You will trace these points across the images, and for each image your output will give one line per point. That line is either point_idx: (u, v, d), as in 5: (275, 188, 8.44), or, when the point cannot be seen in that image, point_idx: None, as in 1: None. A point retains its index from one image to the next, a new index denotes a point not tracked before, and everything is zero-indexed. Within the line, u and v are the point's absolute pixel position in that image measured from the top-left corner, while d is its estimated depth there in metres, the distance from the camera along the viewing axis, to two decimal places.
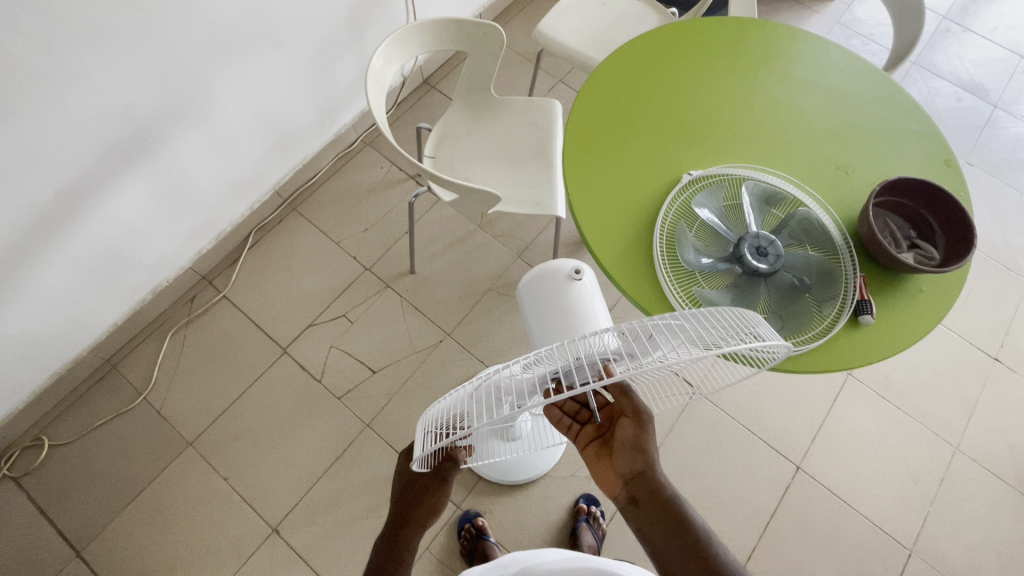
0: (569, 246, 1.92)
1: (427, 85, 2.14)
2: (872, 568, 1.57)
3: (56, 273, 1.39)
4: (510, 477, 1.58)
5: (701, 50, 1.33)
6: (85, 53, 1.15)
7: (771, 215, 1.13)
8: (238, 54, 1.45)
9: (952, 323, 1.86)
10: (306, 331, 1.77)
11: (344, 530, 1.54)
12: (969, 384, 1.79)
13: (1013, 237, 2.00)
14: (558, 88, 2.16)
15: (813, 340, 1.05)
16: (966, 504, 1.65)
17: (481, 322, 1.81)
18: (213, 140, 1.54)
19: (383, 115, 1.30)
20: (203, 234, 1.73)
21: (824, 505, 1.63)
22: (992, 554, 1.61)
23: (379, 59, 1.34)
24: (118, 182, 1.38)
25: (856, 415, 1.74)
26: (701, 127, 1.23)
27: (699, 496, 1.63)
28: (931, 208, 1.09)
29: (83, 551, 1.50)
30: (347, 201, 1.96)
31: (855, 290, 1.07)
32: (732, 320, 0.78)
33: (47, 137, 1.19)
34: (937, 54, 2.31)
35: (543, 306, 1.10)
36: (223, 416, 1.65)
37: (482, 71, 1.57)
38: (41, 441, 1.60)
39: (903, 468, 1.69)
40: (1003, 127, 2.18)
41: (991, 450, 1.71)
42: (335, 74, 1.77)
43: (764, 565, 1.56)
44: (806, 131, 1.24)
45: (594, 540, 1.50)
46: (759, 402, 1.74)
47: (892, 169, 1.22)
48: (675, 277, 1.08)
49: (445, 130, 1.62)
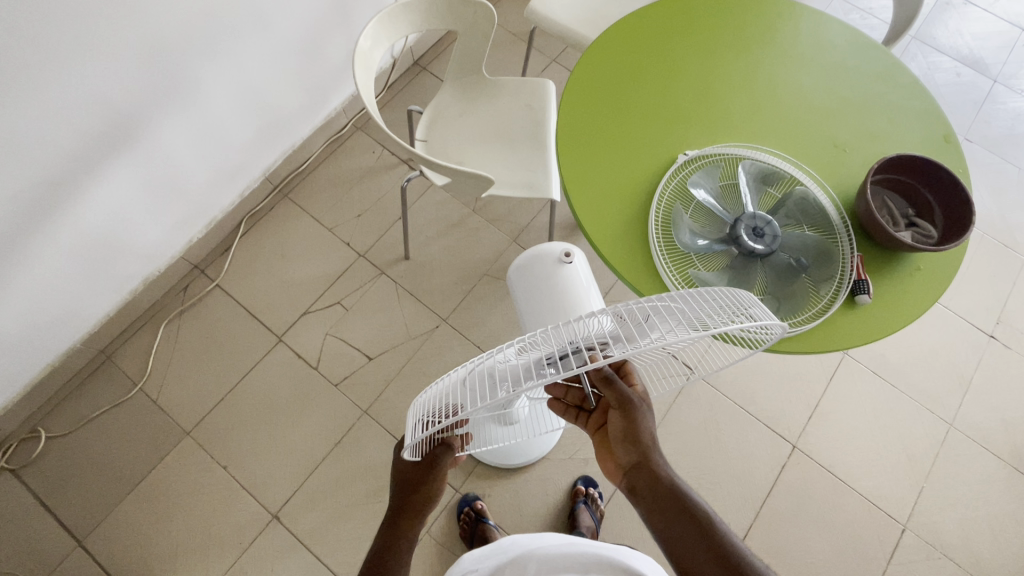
0: (565, 229, 1.90)
1: (418, 66, 2.10)
2: (865, 543, 1.60)
3: (42, 265, 1.36)
4: (508, 462, 1.58)
5: (695, 27, 1.30)
6: (64, 37, 1.12)
7: (768, 195, 1.12)
8: (221, 36, 1.40)
9: (949, 301, 1.86)
10: (301, 319, 1.76)
11: (344, 515, 1.55)
12: (965, 361, 1.79)
13: (1011, 213, 1.99)
14: (552, 68, 2.12)
15: (810, 321, 1.04)
16: (960, 479, 1.67)
17: (478, 306, 1.80)
18: (200, 126, 1.51)
19: (371, 98, 1.27)
20: (193, 221, 1.70)
21: (820, 482, 1.65)
22: (984, 528, 1.63)
23: (367, 40, 1.31)
24: (103, 170, 1.35)
25: (852, 394, 1.75)
26: (697, 107, 1.21)
27: (696, 476, 1.64)
28: (929, 186, 1.08)
29: (84, 541, 1.51)
30: (339, 187, 1.93)
31: (851, 271, 1.06)
32: (723, 301, 0.76)
33: (25, 126, 1.15)
34: (937, 28, 2.27)
35: (535, 292, 1.09)
36: (220, 404, 1.65)
37: (474, 51, 1.54)
38: (38, 433, 1.59)
39: (898, 445, 1.70)
40: (1002, 102, 2.16)
41: (985, 426, 1.72)
42: (324, 56, 1.74)
43: (759, 542, 1.58)
44: (803, 109, 1.22)
45: (592, 521, 1.51)
46: (756, 382, 1.74)
47: (890, 146, 1.20)
48: (671, 259, 1.07)
49: (436, 112, 1.59)
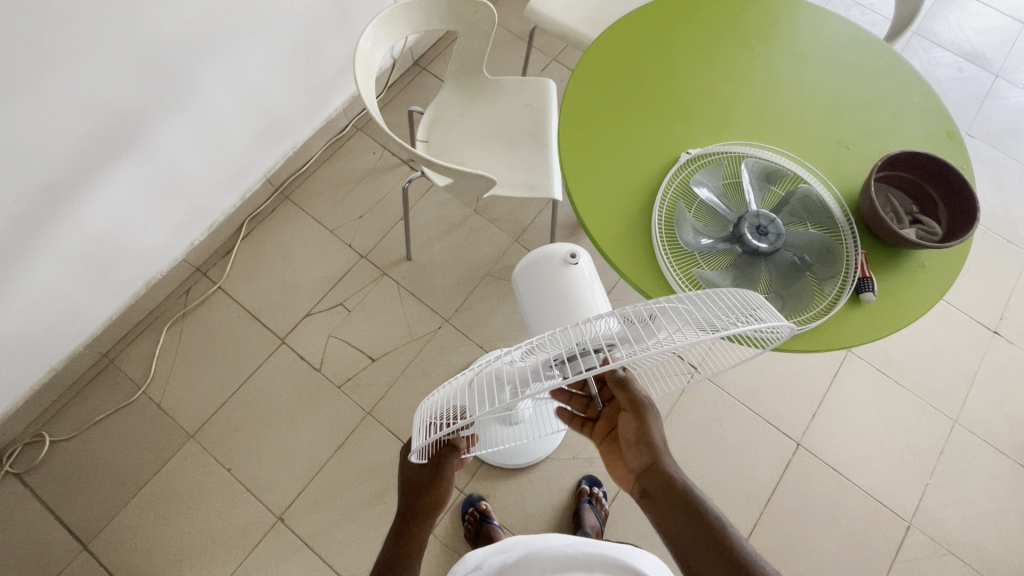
0: (567, 229, 1.89)
1: (418, 67, 2.10)
2: (870, 540, 1.59)
3: (44, 269, 1.36)
4: (512, 462, 1.58)
5: (696, 25, 1.29)
6: (63, 41, 1.11)
7: (771, 193, 1.12)
8: (221, 38, 1.40)
9: (952, 297, 1.85)
10: (303, 321, 1.76)
11: (350, 516, 1.55)
12: (969, 358, 1.79)
13: (1013, 208, 1.98)
14: (552, 68, 2.12)
15: (814, 319, 1.04)
16: (964, 476, 1.66)
17: (480, 307, 1.80)
18: (200, 128, 1.50)
19: (372, 99, 1.27)
20: (195, 224, 1.70)
21: (825, 479, 1.65)
22: (989, 524, 1.62)
23: (367, 41, 1.31)
24: (103, 173, 1.35)
25: (855, 391, 1.75)
26: (700, 105, 1.20)
27: (701, 475, 1.64)
28: (933, 182, 1.08)
29: (89, 544, 1.51)
30: (341, 188, 1.93)
31: (856, 268, 1.06)
32: (731, 303, 0.75)
33: (25, 131, 1.15)
34: (938, 24, 2.27)
35: (541, 295, 1.09)
36: (224, 407, 1.65)
37: (474, 51, 1.53)
38: (42, 437, 1.59)
39: (903, 442, 1.70)
40: (1003, 96, 2.15)
41: (990, 421, 1.72)
42: (324, 57, 1.74)
43: (764, 540, 1.58)
44: (806, 106, 1.22)
45: (597, 520, 1.51)
46: (759, 380, 1.74)
47: (893, 143, 1.20)
48: (674, 259, 1.07)
49: (437, 113, 1.58)
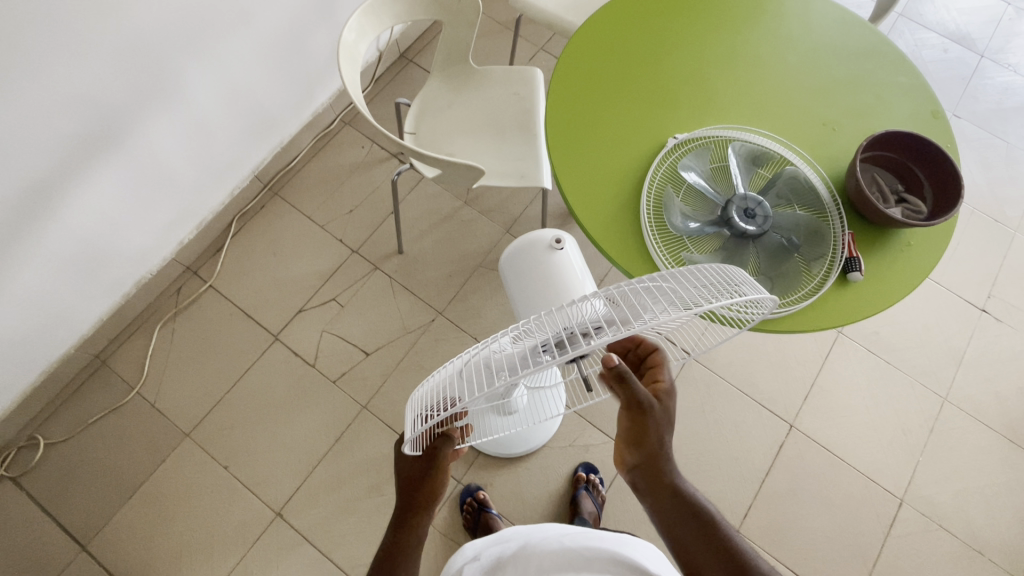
0: (558, 218, 1.89)
1: (405, 59, 2.09)
2: (863, 518, 1.61)
3: (32, 272, 1.35)
4: (509, 451, 1.59)
5: (680, 10, 1.29)
6: (42, 39, 1.10)
7: (758, 176, 1.12)
8: (204, 33, 1.39)
9: (940, 277, 1.87)
10: (295, 317, 1.75)
11: (347, 510, 1.56)
12: (958, 335, 1.81)
13: (1000, 187, 2.00)
14: (539, 57, 2.11)
15: (802, 300, 1.05)
16: (955, 452, 1.69)
17: (472, 299, 1.80)
18: (187, 124, 1.49)
19: (358, 91, 1.25)
20: (185, 222, 1.70)
21: (818, 460, 1.66)
22: (979, 499, 1.65)
23: (351, 33, 1.30)
24: (90, 172, 1.34)
25: (846, 371, 1.76)
26: (685, 89, 1.21)
27: (696, 460, 1.65)
28: (920, 162, 1.09)
29: (88, 545, 1.51)
30: (330, 183, 1.92)
31: (844, 248, 1.07)
32: (713, 277, 0.76)
33: (8, 132, 1.14)
34: (924, 5, 2.27)
35: (528, 281, 1.10)
36: (219, 405, 1.65)
37: (460, 40, 1.52)
38: (36, 440, 1.59)
39: (893, 421, 1.71)
40: (990, 76, 2.16)
41: (979, 398, 1.74)
42: (309, 51, 1.73)
43: (759, 522, 1.60)
44: (792, 89, 1.22)
45: (594, 507, 1.52)
46: (753, 363, 1.75)
47: (878, 124, 1.20)
48: (663, 243, 1.07)
49: (425, 104, 1.58)
